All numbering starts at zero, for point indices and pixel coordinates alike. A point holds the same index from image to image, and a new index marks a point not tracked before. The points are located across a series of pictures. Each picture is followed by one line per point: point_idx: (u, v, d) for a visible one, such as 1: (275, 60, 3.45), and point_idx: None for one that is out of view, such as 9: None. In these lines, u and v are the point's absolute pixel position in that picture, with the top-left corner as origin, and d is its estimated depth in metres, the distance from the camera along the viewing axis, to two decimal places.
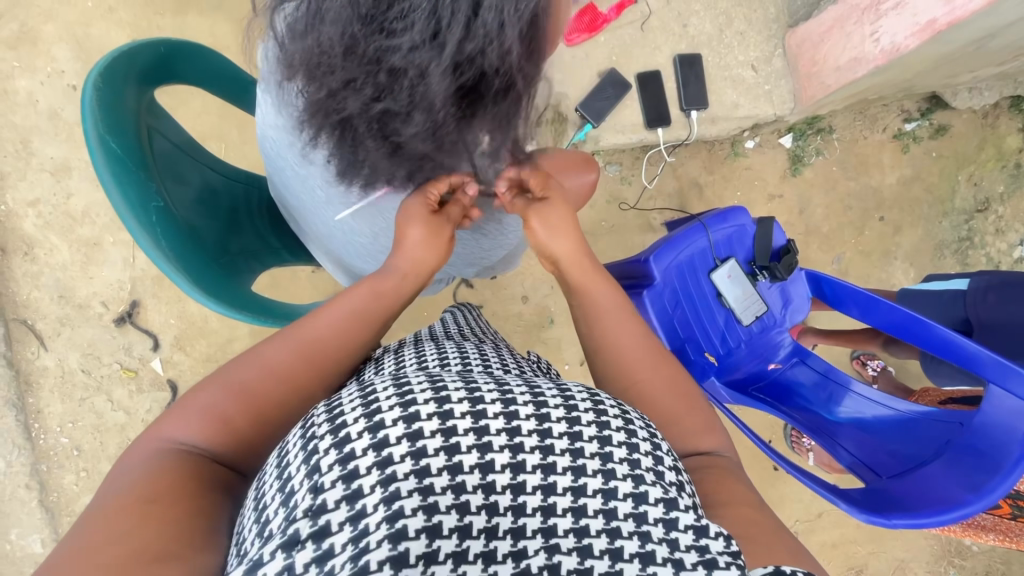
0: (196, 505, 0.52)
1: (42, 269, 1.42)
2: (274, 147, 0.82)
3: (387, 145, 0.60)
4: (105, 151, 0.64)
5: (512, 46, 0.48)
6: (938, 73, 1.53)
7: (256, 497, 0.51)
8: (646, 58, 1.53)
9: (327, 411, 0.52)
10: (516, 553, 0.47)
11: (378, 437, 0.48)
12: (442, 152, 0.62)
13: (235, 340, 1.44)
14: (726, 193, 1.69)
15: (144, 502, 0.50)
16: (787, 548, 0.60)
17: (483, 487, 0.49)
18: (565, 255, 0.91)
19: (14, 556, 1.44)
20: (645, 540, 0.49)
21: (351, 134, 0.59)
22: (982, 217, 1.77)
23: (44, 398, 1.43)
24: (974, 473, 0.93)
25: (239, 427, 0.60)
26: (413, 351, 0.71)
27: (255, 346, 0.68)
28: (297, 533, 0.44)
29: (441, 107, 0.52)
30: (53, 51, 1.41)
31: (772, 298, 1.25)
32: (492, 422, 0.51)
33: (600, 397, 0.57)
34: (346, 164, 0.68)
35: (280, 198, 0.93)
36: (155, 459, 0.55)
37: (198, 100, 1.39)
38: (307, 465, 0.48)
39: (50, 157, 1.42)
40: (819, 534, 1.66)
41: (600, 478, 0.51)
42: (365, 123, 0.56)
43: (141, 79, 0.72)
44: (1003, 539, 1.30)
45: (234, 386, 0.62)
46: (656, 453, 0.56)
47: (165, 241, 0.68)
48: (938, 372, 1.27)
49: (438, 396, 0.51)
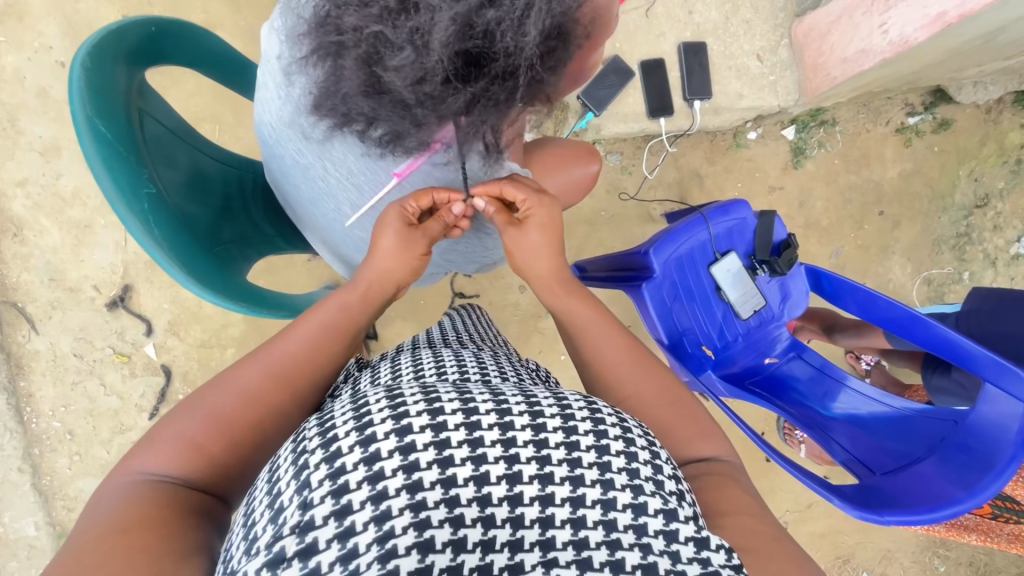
0: (175, 532, 0.52)
1: (32, 251, 1.39)
2: (268, 116, 0.78)
3: (364, 92, 0.54)
4: (93, 134, 0.61)
5: (529, 32, 0.47)
6: (944, 67, 1.51)
7: (246, 513, 0.50)
8: (649, 45, 1.51)
9: (319, 424, 0.51)
10: (512, 566, 0.46)
11: (370, 451, 0.47)
12: (419, 122, 0.55)
13: (229, 327, 1.43)
14: (727, 184, 1.68)
15: (117, 532, 0.50)
16: (791, 556, 0.59)
17: (479, 500, 0.48)
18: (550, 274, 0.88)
19: (7, 539, 1.43)
20: (645, 551, 0.48)
21: (335, 69, 0.54)
22: (981, 213, 1.76)
23: (36, 381, 1.41)
24: (966, 472, 0.95)
25: (211, 452, 0.60)
26: (409, 357, 0.71)
27: (226, 369, 0.68)
28: (283, 550, 0.44)
29: (437, 56, 0.47)
30: (40, 26, 1.36)
31: (770, 292, 1.24)
32: (487, 434, 0.50)
33: (598, 404, 0.56)
34: (326, 107, 0.60)
35: (280, 186, 0.89)
36: (126, 493, 0.55)
37: (191, 81, 1.35)
38: (298, 480, 0.47)
39: (38, 136, 1.38)
40: (808, 524, 1.69)
41: (598, 489, 0.50)
42: (360, 46, 0.50)
43: (131, 61, 0.69)
44: (985, 539, 1.33)
45: (204, 414, 0.62)
46: (655, 461, 0.55)
47: (157, 229, 0.67)
48: (941, 391, 1.22)
49: (431, 407, 0.50)
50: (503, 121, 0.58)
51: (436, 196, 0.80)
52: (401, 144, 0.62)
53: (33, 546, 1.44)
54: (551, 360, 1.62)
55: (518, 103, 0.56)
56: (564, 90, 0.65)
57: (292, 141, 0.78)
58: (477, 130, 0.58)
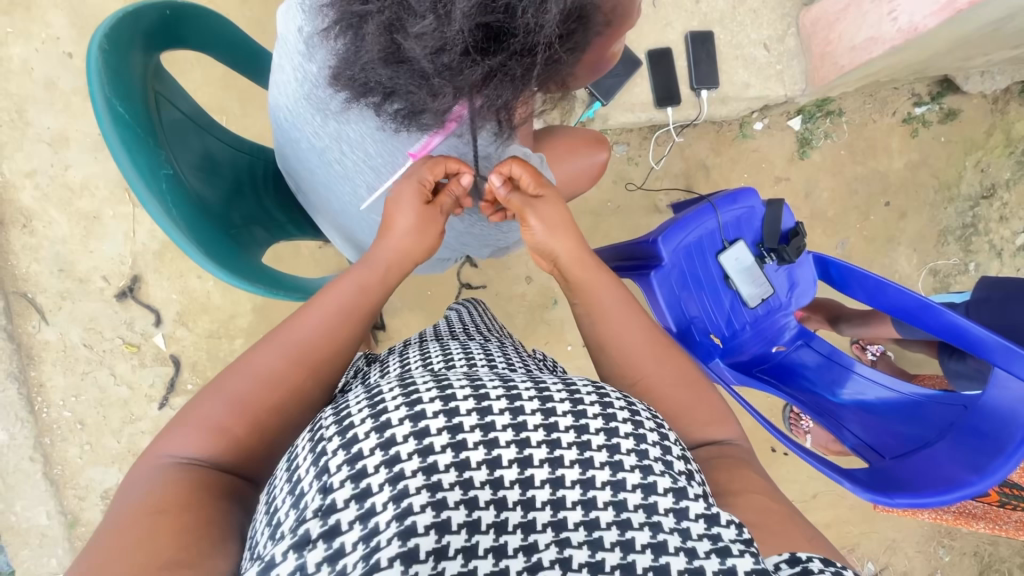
0: (206, 514, 0.52)
1: (41, 242, 1.40)
2: (283, 97, 0.78)
3: (382, 60, 0.53)
4: (113, 117, 0.62)
5: (552, 9, 0.47)
6: (951, 56, 1.51)
7: (268, 501, 0.51)
8: (656, 35, 1.51)
9: (334, 414, 0.52)
10: (527, 546, 0.45)
11: (385, 437, 0.48)
12: (435, 93, 0.55)
13: (237, 317, 1.43)
14: (733, 175, 1.68)
15: (151, 514, 0.51)
16: (802, 533, 0.59)
17: (492, 483, 0.48)
18: (563, 255, 0.87)
19: (19, 528, 1.44)
20: (656, 530, 0.47)
21: (354, 38, 0.54)
22: (987, 203, 1.76)
23: (46, 371, 1.42)
24: (974, 456, 0.96)
25: (237, 436, 0.61)
26: (419, 350, 0.71)
27: (245, 352, 0.68)
28: (308, 532, 0.44)
29: (457, 27, 0.47)
30: (47, 16, 1.36)
31: (778, 281, 1.24)
32: (498, 418, 0.50)
33: (606, 389, 0.56)
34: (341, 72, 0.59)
35: (292, 172, 0.90)
36: (156, 476, 0.56)
37: (199, 71, 1.36)
38: (317, 467, 0.48)
39: (46, 127, 1.38)
40: (814, 514, 1.69)
41: (608, 471, 0.50)
42: (382, 11, 0.49)
43: (146, 44, 0.69)
44: (993, 527, 1.32)
45: (227, 398, 0.62)
46: (663, 443, 0.54)
47: (176, 211, 0.67)
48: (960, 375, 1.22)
49: (443, 394, 0.51)
50: (516, 99, 0.58)
51: (447, 165, 0.79)
52: (416, 117, 0.61)
53: (44, 536, 1.44)
54: (557, 350, 1.62)
55: (535, 79, 0.56)
56: (580, 77, 0.65)
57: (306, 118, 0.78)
58: (493, 104, 0.57)
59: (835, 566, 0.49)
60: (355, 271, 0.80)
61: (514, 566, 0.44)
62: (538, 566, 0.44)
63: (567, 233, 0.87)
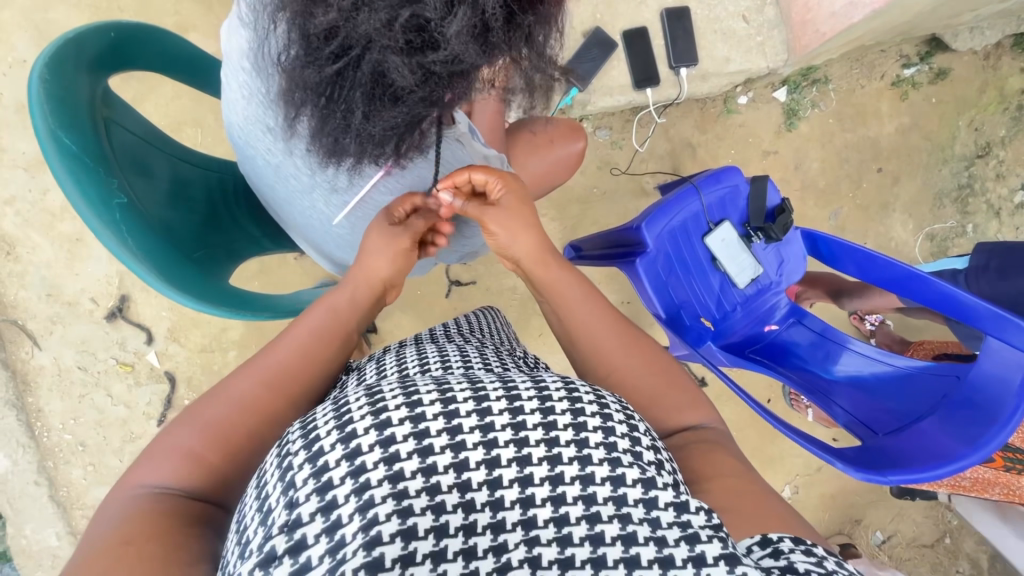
0: (178, 539, 0.52)
1: (26, 267, 1.40)
2: (258, 144, 0.77)
3: (398, 92, 0.51)
4: (58, 149, 0.60)
5: None
6: (937, 14, 1.47)
7: (238, 523, 0.50)
8: (632, 14, 1.47)
9: (302, 428, 0.51)
10: (496, 547, 0.45)
11: (350, 447, 0.47)
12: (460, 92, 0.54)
13: (228, 330, 1.44)
14: (719, 152, 1.65)
15: (121, 543, 0.51)
16: (775, 511, 0.58)
17: (460, 486, 0.47)
18: (528, 257, 0.86)
19: (31, 550, 1.47)
20: (625, 521, 0.47)
21: (351, 83, 0.52)
22: (983, 162, 1.72)
23: (43, 396, 1.43)
24: (969, 426, 0.95)
25: (211, 462, 0.60)
26: (395, 356, 0.70)
27: (221, 379, 0.68)
28: (274, 549, 0.44)
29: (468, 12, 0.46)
30: (12, 40, 1.34)
31: (767, 260, 1.22)
32: (465, 421, 0.50)
33: (575, 384, 0.55)
34: (343, 125, 0.57)
35: (265, 195, 0.90)
36: (128, 506, 0.56)
37: (169, 85, 1.34)
38: (283, 482, 0.48)
39: (22, 152, 1.37)
40: (818, 486, 1.69)
41: (576, 466, 0.49)
42: (386, 41, 0.47)
43: (93, 68, 0.68)
44: (1007, 493, 1.32)
45: (202, 424, 0.62)
46: (632, 433, 0.54)
47: (132, 239, 0.66)
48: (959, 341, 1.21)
49: (409, 400, 0.50)
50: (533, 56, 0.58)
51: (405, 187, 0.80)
52: (431, 121, 0.60)
53: (57, 556, 1.47)
54: (551, 341, 1.61)
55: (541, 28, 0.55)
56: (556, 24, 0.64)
57: (294, 163, 0.76)
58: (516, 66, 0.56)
59: (805, 544, 0.49)
60: (332, 294, 0.82)
61: (483, 567, 0.44)
62: (507, 567, 0.44)
63: (532, 231, 0.85)
